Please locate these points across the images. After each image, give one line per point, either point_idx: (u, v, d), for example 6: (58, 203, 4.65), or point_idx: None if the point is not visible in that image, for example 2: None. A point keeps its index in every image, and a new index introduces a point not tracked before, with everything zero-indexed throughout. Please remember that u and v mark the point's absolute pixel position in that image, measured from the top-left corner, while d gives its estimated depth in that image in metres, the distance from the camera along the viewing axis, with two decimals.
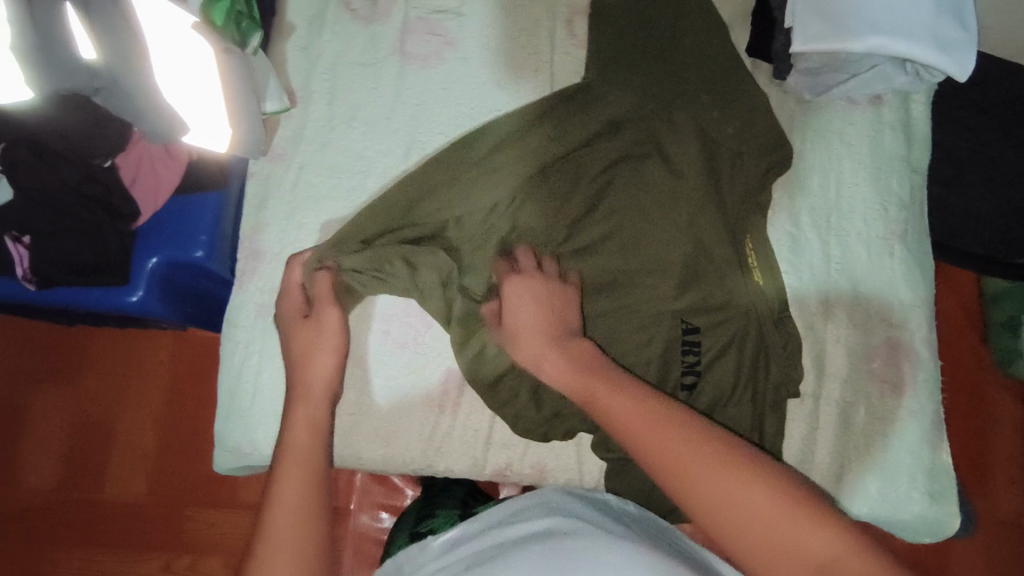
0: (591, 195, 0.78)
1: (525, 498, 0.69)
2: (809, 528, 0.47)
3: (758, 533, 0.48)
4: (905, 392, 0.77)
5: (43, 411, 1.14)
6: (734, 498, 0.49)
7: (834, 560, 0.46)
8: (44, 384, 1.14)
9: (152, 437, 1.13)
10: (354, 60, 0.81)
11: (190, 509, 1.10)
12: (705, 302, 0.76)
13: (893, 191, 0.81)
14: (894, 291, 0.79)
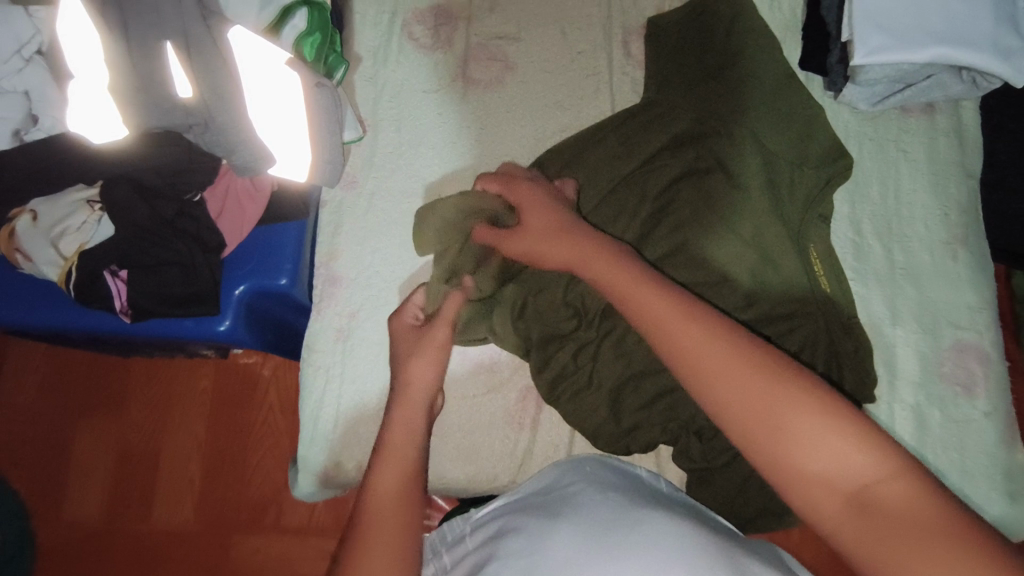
0: (656, 210, 0.80)
1: (557, 468, 0.65)
2: (854, 445, 0.43)
3: (802, 470, 0.44)
4: (980, 394, 0.76)
5: (86, 441, 1.13)
6: (790, 431, 0.44)
7: (876, 482, 0.42)
8: (90, 415, 1.14)
9: (196, 464, 1.11)
10: (419, 87, 0.83)
11: (235, 534, 1.08)
12: (774, 311, 0.75)
13: (952, 196, 0.83)
14: (961, 294, 0.80)
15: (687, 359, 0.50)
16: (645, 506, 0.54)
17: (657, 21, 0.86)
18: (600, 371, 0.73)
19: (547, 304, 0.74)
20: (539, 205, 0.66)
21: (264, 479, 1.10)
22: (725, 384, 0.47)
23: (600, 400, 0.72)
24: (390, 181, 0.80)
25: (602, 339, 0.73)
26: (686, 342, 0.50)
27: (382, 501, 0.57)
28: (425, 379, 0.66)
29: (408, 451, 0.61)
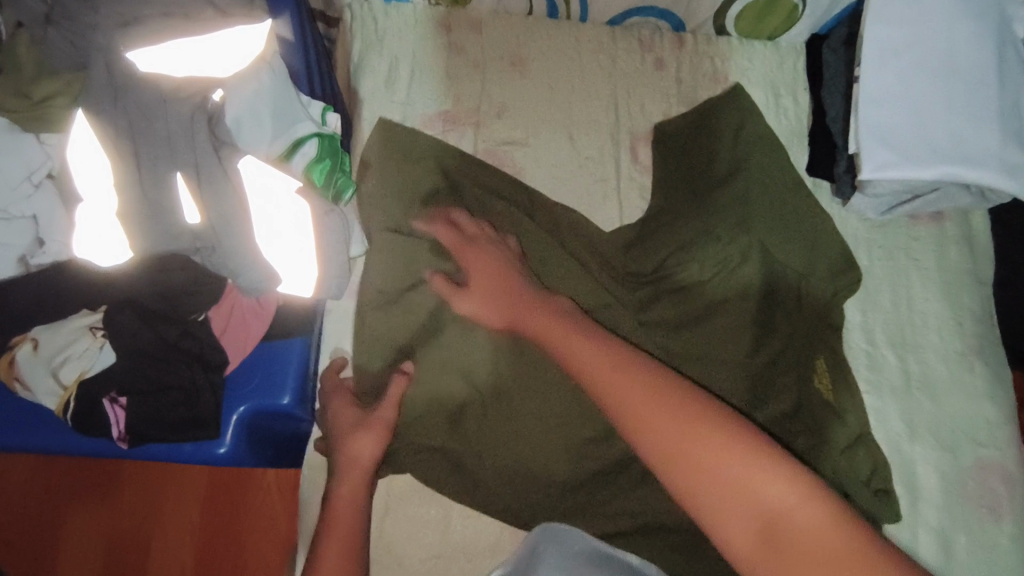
0: (655, 315, 0.79)
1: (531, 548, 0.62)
2: (762, 474, 0.47)
3: (718, 498, 0.47)
4: (1005, 515, 0.74)
5: (78, 527, 1.06)
6: (704, 462, 0.48)
7: (784, 510, 0.46)
8: (78, 500, 1.07)
9: (190, 552, 1.05)
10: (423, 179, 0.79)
11: None
12: (772, 427, 0.74)
13: (965, 305, 0.82)
14: (980, 407, 0.78)
15: (617, 398, 0.54)
16: None
17: (664, 129, 0.87)
18: (594, 480, 0.73)
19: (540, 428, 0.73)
20: (489, 263, 0.70)
21: (260, 567, 1.05)
22: (651, 419, 0.51)
23: (608, 507, 0.72)
24: (392, 283, 0.76)
25: (590, 440, 0.73)
26: (613, 383, 0.55)
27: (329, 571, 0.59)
28: (364, 456, 0.67)
29: (348, 521, 0.63)
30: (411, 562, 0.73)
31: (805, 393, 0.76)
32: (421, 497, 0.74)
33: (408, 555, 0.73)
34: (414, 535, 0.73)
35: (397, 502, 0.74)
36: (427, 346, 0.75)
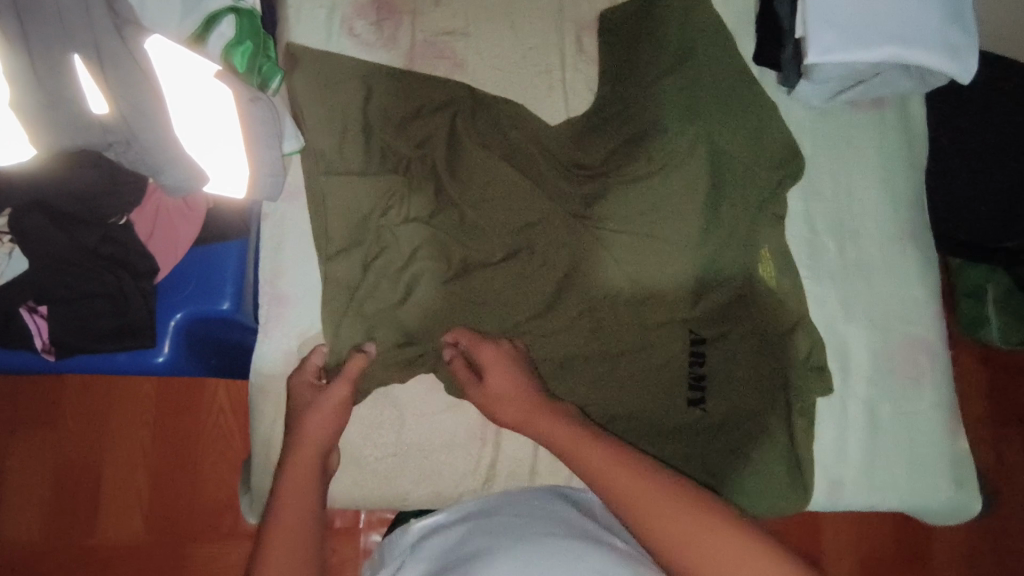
0: (605, 210, 0.78)
1: (502, 496, 0.67)
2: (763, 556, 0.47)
3: None
4: (926, 385, 0.79)
5: (21, 456, 1.02)
6: (708, 548, 0.49)
7: None
8: (17, 430, 1.02)
9: (144, 472, 1.03)
10: (360, 73, 0.76)
11: (194, 541, 1.02)
12: (714, 314, 0.77)
13: (901, 191, 0.84)
14: (910, 287, 0.82)
15: (598, 468, 0.57)
16: (589, 541, 0.54)
17: (610, 16, 0.84)
18: (552, 376, 0.74)
19: (490, 323, 0.74)
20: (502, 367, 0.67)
21: (219, 482, 1.04)
22: (615, 480, 0.55)
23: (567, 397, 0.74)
24: (333, 187, 0.72)
25: (540, 335, 0.75)
26: (591, 457, 0.58)
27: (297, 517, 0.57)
28: (323, 434, 0.64)
29: (309, 486, 0.61)
30: (367, 462, 0.73)
31: (754, 295, 0.77)
32: (378, 402, 0.74)
33: (365, 455, 0.73)
34: (370, 436, 0.73)
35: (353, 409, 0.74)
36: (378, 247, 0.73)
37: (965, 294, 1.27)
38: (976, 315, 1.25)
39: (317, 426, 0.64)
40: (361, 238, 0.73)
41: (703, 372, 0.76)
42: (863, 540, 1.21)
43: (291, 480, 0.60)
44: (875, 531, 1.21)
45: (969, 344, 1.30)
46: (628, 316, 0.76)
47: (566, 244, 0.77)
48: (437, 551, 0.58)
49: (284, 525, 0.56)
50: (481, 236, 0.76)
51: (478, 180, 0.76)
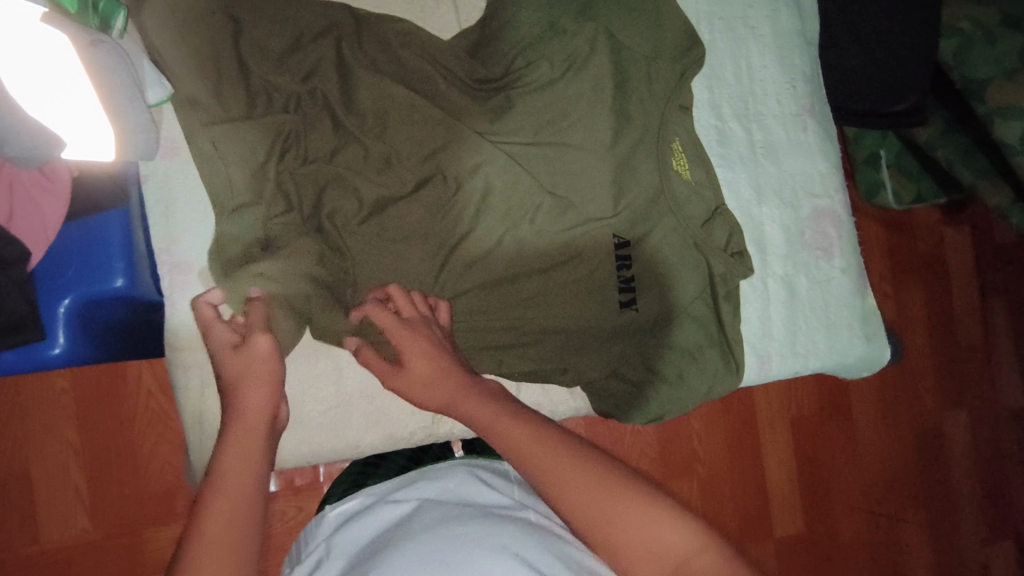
0: (513, 124, 0.74)
1: (411, 482, 0.68)
2: (669, 523, 0.53)
3: (631, 549, 0.52)
4: (835, 254, 0.83)
5: None
6: (622, 516, 0.53)
7: (688, 558, 0.51)
8: None
9: (79, 468, 0.97)
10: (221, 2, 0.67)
11: (149, 526, 0.99)
12: (635, 215, 0.77)
13: (798, 67, 0.85)
14: (813, 162, 0.84)
15: (522, 447, 0.59)
16: (497, 516, 0.56)
17: None
18: (483, 299, 0.74)
19: (411, 261, 0.72)
20: (423, 351, 0.66)
21: (163, 464, 1.00)
22: (533, 454, 0.58)
23: (503, 318, 0.74)
24: (220, 139, 0.65)
25: (469, 264, 0.73)
26: (516, 437, 0.60)
27: (234, 479, 0.54)
28: (261, 403, 0.60)
29: (255, 448, 0.57)
30: (311, 418, 0.71)
31: (671, 192, 0.78)
32: (298, 364, 0.71)
33: (306, 412, 0.71)
34: (308, 392, 0.71)
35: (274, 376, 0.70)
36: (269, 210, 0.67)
37: (864, 161, 1.34)
38: (876, 180, 1.34)
39: (257, 390, 0.61)
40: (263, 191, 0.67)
41: (632, 274, 0.76)
42: (793, 404, 1.31)
43: (232, 460, 0.55)
44: (803, 394, 1.32)
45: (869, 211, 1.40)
46: (552, 228, 0.75)
47: (481, 168, 0.73)
48: (354, 546, 0.58)
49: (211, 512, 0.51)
50: (388, 169, 0.71)
51: (374, 109, 0.70)
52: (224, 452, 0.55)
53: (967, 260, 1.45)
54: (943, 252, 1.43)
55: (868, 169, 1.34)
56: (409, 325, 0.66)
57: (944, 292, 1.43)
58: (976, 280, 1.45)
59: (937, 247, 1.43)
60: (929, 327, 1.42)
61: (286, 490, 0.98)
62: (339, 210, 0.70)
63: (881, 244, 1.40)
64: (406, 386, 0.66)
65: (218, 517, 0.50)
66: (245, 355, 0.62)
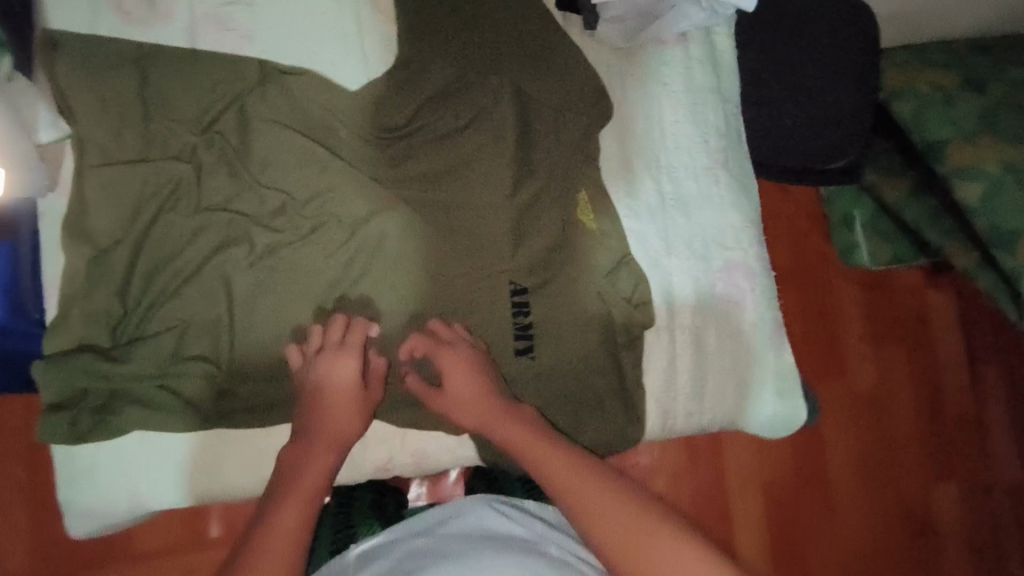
0: (412, 171, 0.77)
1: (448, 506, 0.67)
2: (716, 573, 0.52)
3: None
4: (748, 306, 0.82)
5: None
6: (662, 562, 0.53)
7: None
8: None
9: (19, 506, 0.91)
10: (133, 57, 0.71)
11: None
12: (534, 262, 0.77)
13: (710, 123, 0.85)
14: (725, 215, 0.83)
15: (562, 478, 0.62)
16: (529, 555, 0.56)
17: None
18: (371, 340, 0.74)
19: (302, 303, 0.73)
20: (466, 370, 0.71)
21: None
22: (569, 485, 0.61)
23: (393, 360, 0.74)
24: (113, 181, 0.69)
25: (368, 305, 0.75)
26: (552, 463, 0.64)
27: (306, 484, 0.63)
28: (344, 433, 0.68)
29: (320, 470, 0.65)
30: (188, 460, 0.70)
31: (575, 240, 0.78)
32: (163, 436, 0.69)
33: (184, 452, 0.70)
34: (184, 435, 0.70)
35: (131, 441, 0.68)
36: (164, 250, 0.70)
37: (839, 222, 1.31)
38: (849, 242, 1.30)
39: (332, 414, 0.68)
40: (164, 233, 0.70)
41: (529, 322, 0.77)
42: (765, 467, 1.26)
43: (311, 474, 0.64)
44: (776, 456, 1.26)
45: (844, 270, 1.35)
46: (449, 270, 0.76)
47: (376, 214, 0.75)
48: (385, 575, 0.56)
49: (275, 523, 0.59)
50: (284, 214, 0.73)
51: (273, 155, 0.74)
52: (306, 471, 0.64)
53: (952, 322, 1.38)
54: (927, 313, 1.37)
55: (842, 230, 1.31)
56: (446, 345, 0.72)
57: (927, 356, 1.36)
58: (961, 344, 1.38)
59: (920, 307, 1.37)
60: (914, 392, 1.35)
61: None
62: (236, 249, 0.71)
63: (858, 305, 1.35)
64: (450, 403, 0.71)
65: (284, 525, 0.59)
66: (333, 369, 0.69)
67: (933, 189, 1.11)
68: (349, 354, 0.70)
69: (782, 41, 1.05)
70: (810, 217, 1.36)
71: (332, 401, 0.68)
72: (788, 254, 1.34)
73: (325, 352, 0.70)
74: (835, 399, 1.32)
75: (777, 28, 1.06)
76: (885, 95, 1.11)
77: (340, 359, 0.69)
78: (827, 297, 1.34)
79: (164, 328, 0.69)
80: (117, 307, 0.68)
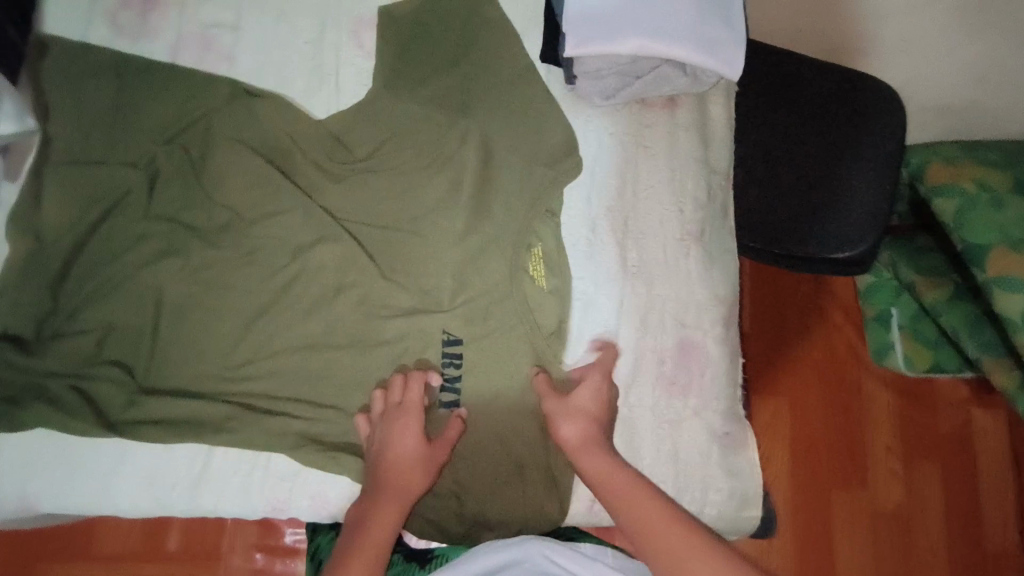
0: (364, 206, 0.76)
1: (507, 544, 0.64)
2: None
3: None
4: (695, 393, 0.75)
5: None
6: None
7: None
8: None
9: None
10: (114, 65, 0.74)
11: (41, 562, 1.02)
12: (473, 313, 0.74)
13: (689, 191, 0.79)
14: (691, 291, 0.77)
15: (669, 549, 0.59)
16: None
17: (390, 11, 0.80)
18: (290, 368, 0.72)
19: (229, 323, 0.72)
20: (582, 418, 0.68)
21: None
22: (677, 551, 0.58)
23: (307, 395, 0.72)
24: (68, 179, 0.71)
25: (295, 335, 0.73)
26: (656, 525, 0.61)
27: (375, 539, 0.62)
28: (412, 488, 0.66)
29: (387, 526, 0.63)
30: (83, 467, 0.68)
31: (520, 297, 0.74)
32: (65, 439, 0.68)
33: (82, 459, 0.69)
34: (84, 440, 0.69)
35: (33, 437, 0.68)
36: (104, 251, 0.71)
37: (873, 319, 1.18)
38: (884, 342, 1.16)
39: (401, 468, 0.66)
40: (108, 235, 0.71)
41: (457, 374, 0.73)
42: None
43: (375, 531, 0.63)
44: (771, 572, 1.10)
45: (877, 372, 1.19)
46: (384, 309, 0.74)
47: (319, 244, 0.74)
48: None
49: None
50: (226, 232, 0.73)
51: (227, 171, 0.74)
52: (371, 526, 0.63)
53: (1003, 451, 1.15)
54: (970, 436, 1.16)
55: (877, 329, 1.17)
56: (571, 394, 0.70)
57: (970, 486, 1.14)
58: (1015, 479, 1.14)
59: (963, 427, 1.16)
60: (950, 526, 1.12)
61: (184, 553, 1.03)
62: (173, 260, 0.71)
63: (890, 414, 1.17)
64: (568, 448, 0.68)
65: None
66: (394, 430, 0.67)
67: (976, 295, 0.99)
68: (414, 415, 0.68)
69: (806, 114, 0.98)
70: (842, 308, 1.22)
71: (399, 460, 0.66)
72: (810, 349, 1.19)
73: (388, 415, 0.68)
74: (848, 523, 1.12)
75: (803, 99, 0.98)
76: (927, 189, 0.96)
77: (397, 424, 0.67)
78: (854, 398, 1.18)
79: (85, 329, 0.69)
80: (46, 300, 0.69)
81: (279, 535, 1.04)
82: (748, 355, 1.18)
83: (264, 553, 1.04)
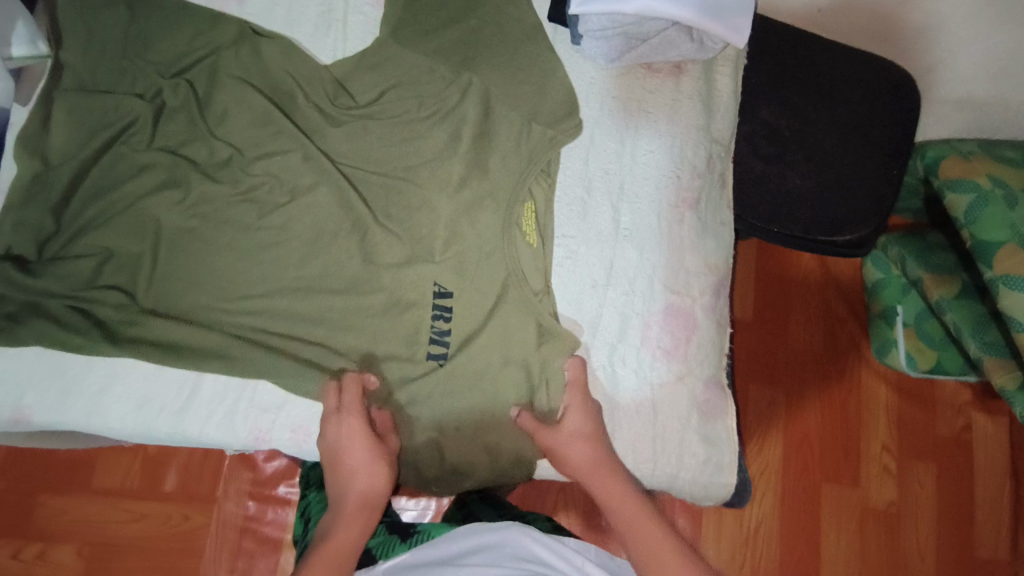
0: (362, 152, 0.77)
1: (493, 529, 0.63)
2: None
3: None
4: (676, 357, 0.75)
5: None
6: None
7: None
8: None
9: None
10: None
11: (42, 495, 1.05)
12: (461, 266, 0.75)
13: (686, 158, 0.79)
14: (682, 256, 0.77)
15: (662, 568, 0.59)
16: None
17: None
18: (279, 305, 0.73)
19: (222, 258, 0.73)
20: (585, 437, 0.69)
21: None
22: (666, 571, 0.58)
23: (294, 333, 0.73)
24: (77, 106, 0.73)
25: (287, 274, 0.74)
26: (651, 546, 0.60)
27: (342, 537, 0.61)
28: (370, 483, 0.66)
29: (354, 523, 0.63)
30: (76, 386, 0.71)
31: (511, 253, 0.74)
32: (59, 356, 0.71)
33: (75, 378, 0.71)
34: (78, 359, 0.71)
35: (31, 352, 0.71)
36: (107, 179, 0.73)
37: (878, 315, 1.14)
38: (884, 340, 1.13)
39: (356, 464, 0.66)
40: (115, 165, 0.73)
41: (448, 329, 0.74)
42: (749, 565, 1.09)
43: (345, 529, 0.62)
44: (760, 557, 1.10)
45: (877, 368, 1.18)
46: (376, 256, 0.75)
47: (318, 187, 0.75)
48: None
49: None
50: (227, 169, 0.75)
51: (230, 109, 0.75)
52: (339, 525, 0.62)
53: (1001, 457, 1.14)
54: (969, 440, 1.15)
55: (881, 325, 1.14)
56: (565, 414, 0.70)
57: (967, 490, 1.13)
58: (1013, 487, 1.13)
59: (963, 432, 1.15)
60: (942, 527, 1.12)
61: (179, 496, 1.06)
62: (172, 191, 0.73)
63: (888, 412, 1.16)
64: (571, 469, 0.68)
65: None
66: (341, 424, 0.68)
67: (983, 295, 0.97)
68: (357, 410, 0.69)
69: (822, 93, 0.95)
70: (847, 303, 1.21)
71: (352, 455, 0.67)
72: (811, 340, 1.18)
73: (333, 414, 0.69)
74: (836, 516, 1.12)
75: (819, 75, 0.96)
76: (940, 183, 0.93)
77: (358, 414, 0.69)
78: (852, 394, 1.17)
79: (84, 253, 0.71)
80: (49, 223, 0.71)
81: (273, 486, 1.07)
82: (746, 341, 1.18)
83: (256, 502, 1.07)
